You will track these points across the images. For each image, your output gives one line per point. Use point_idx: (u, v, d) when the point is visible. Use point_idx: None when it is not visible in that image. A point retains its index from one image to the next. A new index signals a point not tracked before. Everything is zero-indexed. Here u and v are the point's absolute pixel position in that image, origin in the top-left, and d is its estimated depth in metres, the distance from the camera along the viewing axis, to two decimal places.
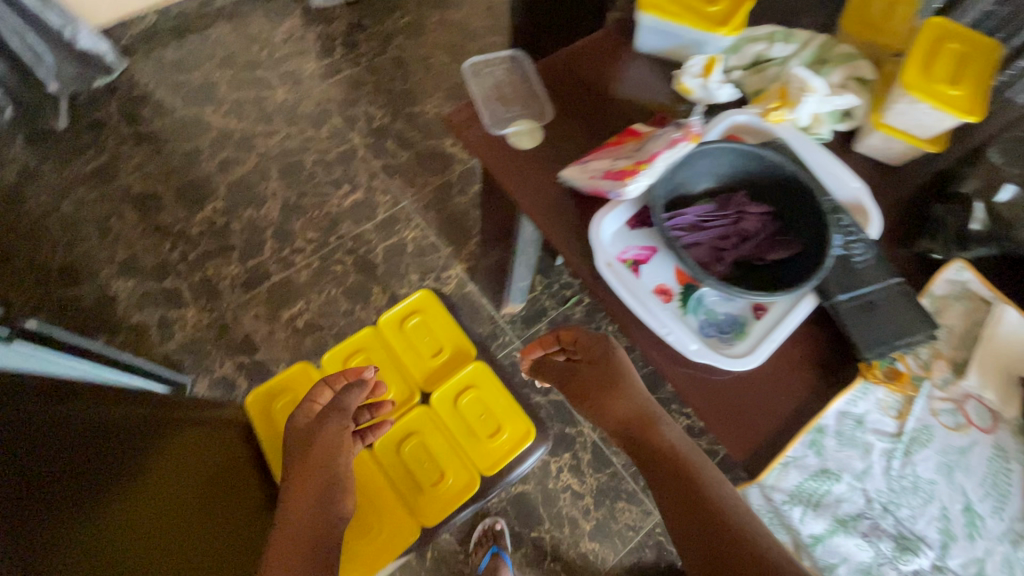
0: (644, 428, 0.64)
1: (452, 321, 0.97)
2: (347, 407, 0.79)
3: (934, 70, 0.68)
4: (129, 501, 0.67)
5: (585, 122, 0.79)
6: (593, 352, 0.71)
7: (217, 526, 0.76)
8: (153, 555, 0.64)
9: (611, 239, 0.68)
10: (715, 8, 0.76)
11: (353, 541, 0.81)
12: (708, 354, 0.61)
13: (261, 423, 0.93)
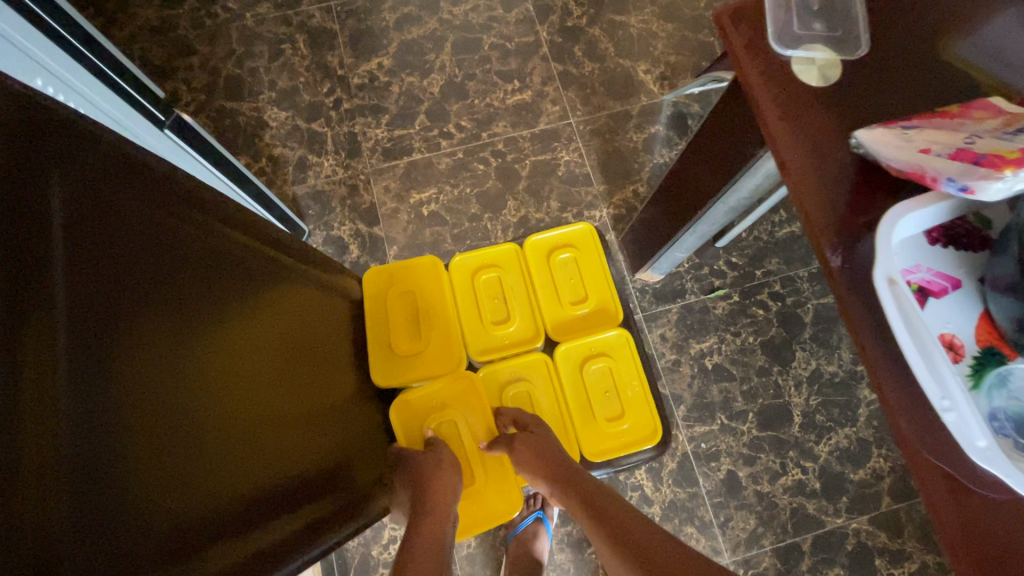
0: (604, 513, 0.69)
1: (603, 274, 0.91)
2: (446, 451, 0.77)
3: None
4: (222, 281, 0.53)
5: (908, 70, 0.55)
6: (529, 440, 0.77)
7: (303, 377, 0.62)
8: (233, 373, 0.51)
9: (904, 250, 0.48)
10: None
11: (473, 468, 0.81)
12: (1003, 464, 0.41)
13: (374, 310, 0.86)
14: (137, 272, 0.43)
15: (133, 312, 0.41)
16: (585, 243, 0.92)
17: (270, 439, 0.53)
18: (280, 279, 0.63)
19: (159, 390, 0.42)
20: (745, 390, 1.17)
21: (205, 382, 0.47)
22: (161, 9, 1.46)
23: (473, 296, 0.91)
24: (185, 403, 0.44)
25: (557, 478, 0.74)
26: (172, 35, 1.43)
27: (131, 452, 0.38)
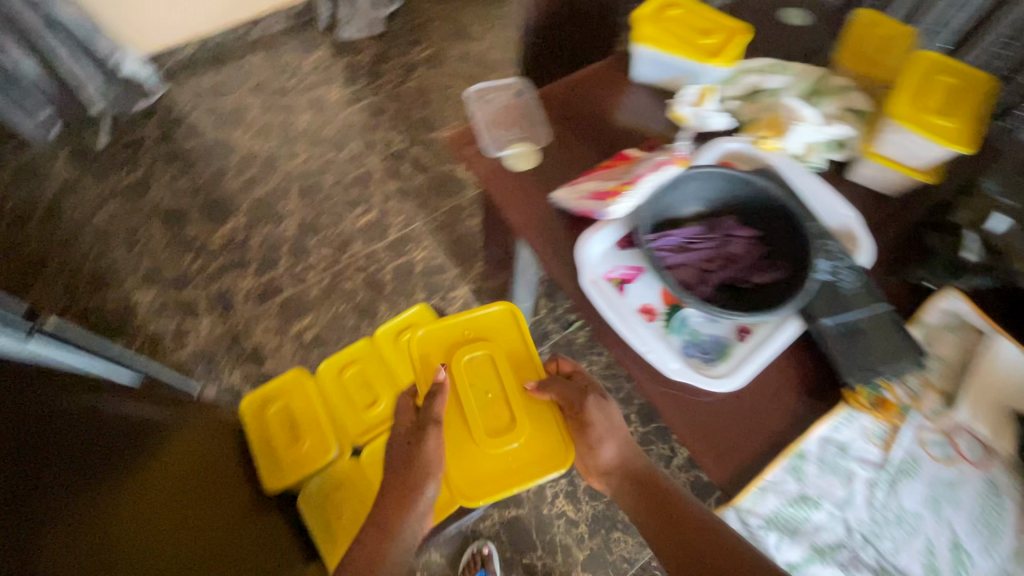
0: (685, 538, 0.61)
1: (529, 349, 0.85)
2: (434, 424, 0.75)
3: (930, 101, 0.69)
4: (101, 428, 0.66)
5: (584, 145, 0.81)
6: (600, 427, 0.69)
7: (194, 493, 0.74)
8: (128, 491, 0.63)
9: (602, 258, 0.70)
10: (708, 40, 0.79)
11: (493, 431, 0.79)
12: (688, 374, 0.62)
13: (253, 425, 0.97)
14: (35, 417, 0.57)
15: (51, 459, 0.55)
16: (506, 324, 0.87)
17: (169, 541, 0.63)
18: (154, 427, 0.77)
19: (69, 499, 0.54)
20: (622, 397, 1.36)
21: (105, 496, 0.59)
22: (8, 233, 1.53)
23: (343, 392, 1.04)
24: (98, 522, 0.56)
25: (635, 482, 0.67)
26: (23, 253, 1.50)
27: (60, 548, 0.49)
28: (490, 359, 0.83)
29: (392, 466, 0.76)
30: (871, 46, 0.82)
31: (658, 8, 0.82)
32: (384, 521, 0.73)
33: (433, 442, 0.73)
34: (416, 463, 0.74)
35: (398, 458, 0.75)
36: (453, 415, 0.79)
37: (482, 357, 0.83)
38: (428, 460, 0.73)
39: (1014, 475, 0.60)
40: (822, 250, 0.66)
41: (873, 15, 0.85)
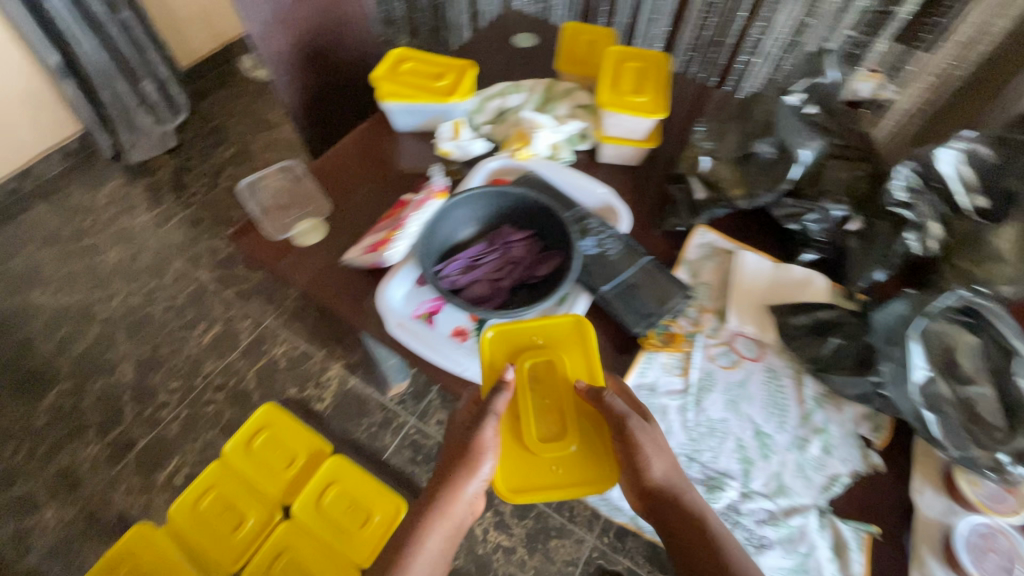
0: (700, 553, 0.59)
1: (592, 362, 0.65)
2: (494, 417, 0.61)
3: (623, 85, 0.82)
4: None
5: (364, 205, 0.85)
6: (652, 453, 0.59)
7: None
8: None
9: (403, 299, 0.73)
10: (443, 82, 0.88)
11: (541, 442, 0.63)
12: None
13: None
14: None
15: None
16: (570, 338, 0.66)
17: None
18: None
19: None
20: None
21: None
22: None
23: (207, 523, 1.06)
24: None
25: (669, 502, 0.60)
26: None
27: None
28: (551, 365, 0.65)
29: (450, 447, 0.65)
30: (582, 52, 0.97)
31: (391, 65, 0.90)
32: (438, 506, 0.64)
33: (489, 438, 0.61)
34: (469, 456, 0.62)
35: (455, 440, 0.64)
36: (507, 418, 0.64)
37: (539, 364, 0.65)
38: (477, 449, 0.61)
39: (784, 356, 0.72)
40: (585, 230, 0.77)
41: (574, 28, 1.01)
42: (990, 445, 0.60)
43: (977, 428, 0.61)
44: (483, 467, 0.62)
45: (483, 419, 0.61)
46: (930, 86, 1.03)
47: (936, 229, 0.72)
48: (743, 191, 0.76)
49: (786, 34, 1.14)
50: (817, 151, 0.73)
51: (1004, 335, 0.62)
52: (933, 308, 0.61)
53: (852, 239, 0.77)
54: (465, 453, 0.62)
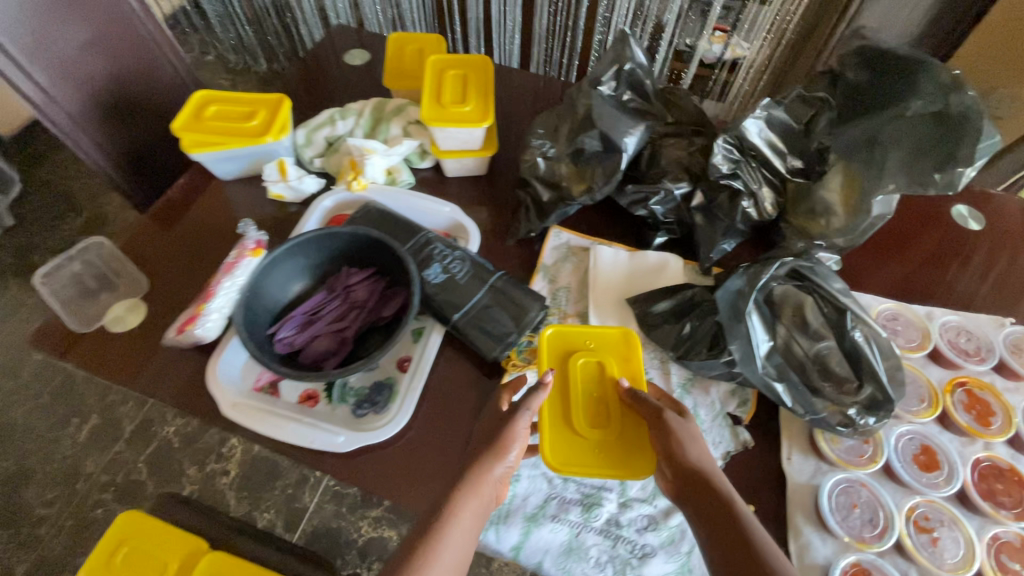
0: (743, 534, 0.48)
1: (638, 369, 0.63)
2: (529, 412, 0.57)
3: (444, 96, 0.78)
4: None
5: (186, 271, 0.76)
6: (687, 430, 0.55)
7: None
8: None
9: (241, 373, 0.66)
10: (255, 121, 0.80)
11: (590, 433, 0.59)
12: (358, 438, 0.62)
13: None
14: None
15: None
16: (620, 345, 0.64)
17: None
18: None
19: None
20: None
21: None
22: None
23: None
24: None
25: (707, 486, 0.51)
26: None
27: None
28: (599, 366, 0.63)
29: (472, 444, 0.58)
30: (411, 63, 0.92)
31: (194, 111, 0.81)
32: (467, 484, 0.53)
33: (522, 427, 0.56)
34: (502, 437, 0.56)
35: (480, 433, 0.59)
36: (552, 412, 0.60)
37: (589, 364, 0.63)
38: (508, 438, 0.56)
39: (649, 348, 0.71)
40: (429, 257, 0.72)
41: (399, 38, 0.95)
42: (840, 397, 0.61)
43: (828, 384, 0.63)
44: (511, 454, 0.56)
45: (517, 413, 0.57)
46: (770, 40, 1.03)
47: (770, 192, 0.72)
48: (583, 186, 0.74)
49: (632, 7, 1.07)
50: (641, 137, 0.70)
51: (829, 293, 0.65)
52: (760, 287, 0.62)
53: (696, 215, 0.76)
54: (493, 444, 0.56)
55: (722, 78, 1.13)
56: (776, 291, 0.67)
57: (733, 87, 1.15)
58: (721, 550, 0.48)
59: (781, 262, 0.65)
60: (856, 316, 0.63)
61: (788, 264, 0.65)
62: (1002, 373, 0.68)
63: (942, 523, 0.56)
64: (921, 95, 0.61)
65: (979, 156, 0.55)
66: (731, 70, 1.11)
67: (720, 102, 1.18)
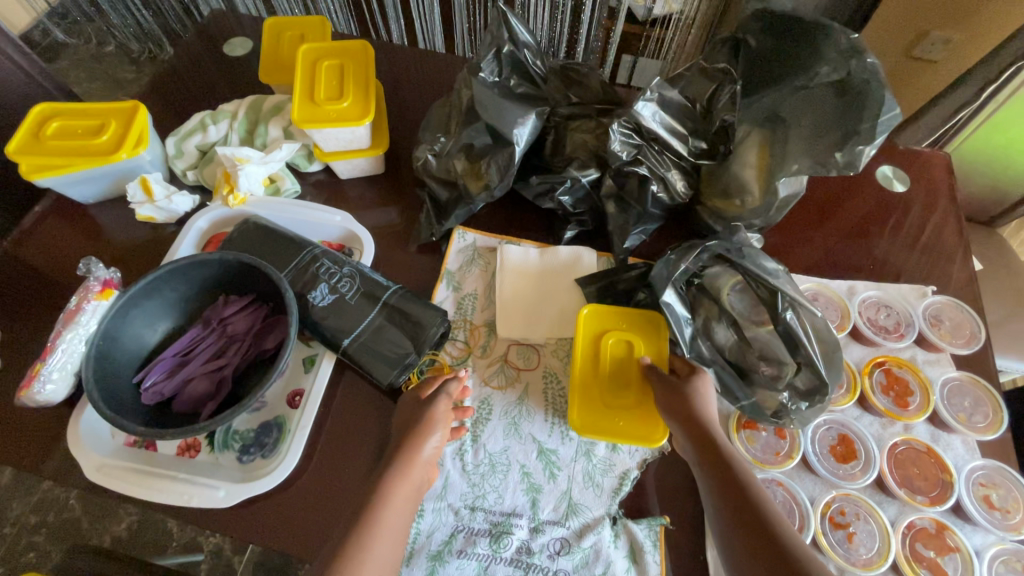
0: (745, 488, 0.48)
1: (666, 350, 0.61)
2: (447, 395, 0.58)
3: (319, 92, 0.69)
4: None
5: (46, 315, 0.68)
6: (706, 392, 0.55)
7: None
8: None
9: (108, 428, 0.59)
10: (105, 136, 0.70)
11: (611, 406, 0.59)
12: (240, 490, 0.56)
13: None
14: None
15: None
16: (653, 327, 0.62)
17: None
18: None
19: None
20: None
21: None
22: None
23: None
24: None
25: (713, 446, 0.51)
26: None
27: None
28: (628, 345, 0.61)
29: (393, 434, 0.56)
30: (288, 52, 0.81)
31: (34, 129, 0.70)
32: (397, 469, 0.52)
33: (442, 408, 0.56)
34: (423, 420, 0.55)
35: (398, 424, 0.57)
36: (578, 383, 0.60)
37: (620, 344, 0.61)
38: (431, 417, 0.56)
39: (561, 354, 0.66)
40: (314, 277, 0.65)
41: (275, 24, 0.85)
42: (773, 382, 0.59)
43: (766, 367, 0.60)
44: (434, 435, 0.55)
45: (436, 396, 0.57)
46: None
47: (679, 175, 0.67)
48: (479, 183, 0.67)
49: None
50: (534, 125, 0.63)
51: (760, 274, 0.59)
52: (682, 270, 0.60)
53: (607, 203, 0.71)
54: (414, 426, 0.55)
55: (654, 35, 1.07)
56: (705, 274, 0.62)
57: (667, 45, 1.10)
58: (726, 501, 0.48)
59: (702, 246, 0.61)
60: (791, 298, 0.57)
61: (711, 248, 0.61)
62: (922, 347, 0.65)
63: (858, 517, 0.54)
64: (824, 61, 0.56)
65: (880, 130, 0.50)
66: (663, 25, 1.05)
67: (657, 58, 1.14)
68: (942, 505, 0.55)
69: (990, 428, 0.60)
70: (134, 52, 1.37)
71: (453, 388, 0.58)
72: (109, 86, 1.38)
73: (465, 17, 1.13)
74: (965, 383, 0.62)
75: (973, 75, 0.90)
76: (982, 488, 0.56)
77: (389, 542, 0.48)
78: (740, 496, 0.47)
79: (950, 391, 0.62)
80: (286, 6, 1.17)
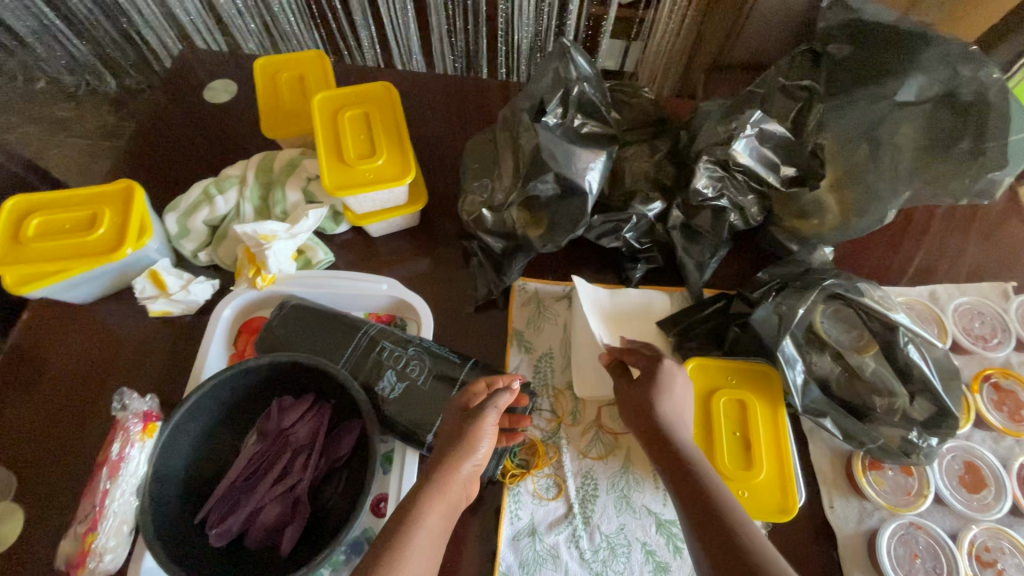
0: (712, 498, 0.43)
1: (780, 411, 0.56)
2: (496, 410, 0.48)
3: (348, 151, 0.60)
4: None
5: (58, 446, 0.58)
6: (654, 385, 0.51)
7: None
8: None
9: None
10: (102, 229, 0.59)
11: (728, 461, 0.53)
12: None
13: None
14: None
15: None
16: (764, 387, 0.57)
17: None
18: None
19: None
20: None
21: None
22: None
23: None
24: None
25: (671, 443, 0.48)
26: None
27: None
28: (740, 404, 0.56)
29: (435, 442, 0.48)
30: (290, 98, 0.72)
31: (11, 229, 0.59)
32: (431, 486, 0.43)
33: (490, 422, 0.47)
34: (467, 437, 0.46)
35: (444, 432, 0.48)
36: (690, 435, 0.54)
37: (732, 404, 0.56)
38: (474, 435, 0.46)
39: None
40: (378, 365, 0.58)
41: (266, 64, 0.74)
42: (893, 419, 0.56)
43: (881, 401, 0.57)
44: (480, 448, 0.46)
45: (482, 411, 0.48)
46: None
47: (756, 201, 0.62)
48: (541, 233, 0.61)
49: None
50: (603, 166, 0.57)
51: (876, 308, 0.55)
52: (800, 313, 0.55)
53: (676, 235, 0.65)
54: (457, 440, 0.46)
55: (647, 18, 0.95)
56: None
57: (661, 27, 0.96)
58: (688, 508, 0.44)
59: (818, 286, 0.55)
60: (911, 331, 0.54)
61: (826, 287, 0.56)
62: (1017, 350, 0.64)
63: (1005, 552, 0.52)
64: (925, 71, 0.51)
65: (1008, 148, 0.46)
66: (656, 7, 0.93)
67: (647, 42, 1.01)
68: None
69: None
70: (69, 88, 1.21)
71: (502, 400, 0.49)
72: (47, 129, 1.20)
73: (445, 16, 0.98)
74: None
75: None
76: None
77: (423, 555, 0.40)
78: (711, 511, 0.43)
79: None
80: (238, 21, 1.01)
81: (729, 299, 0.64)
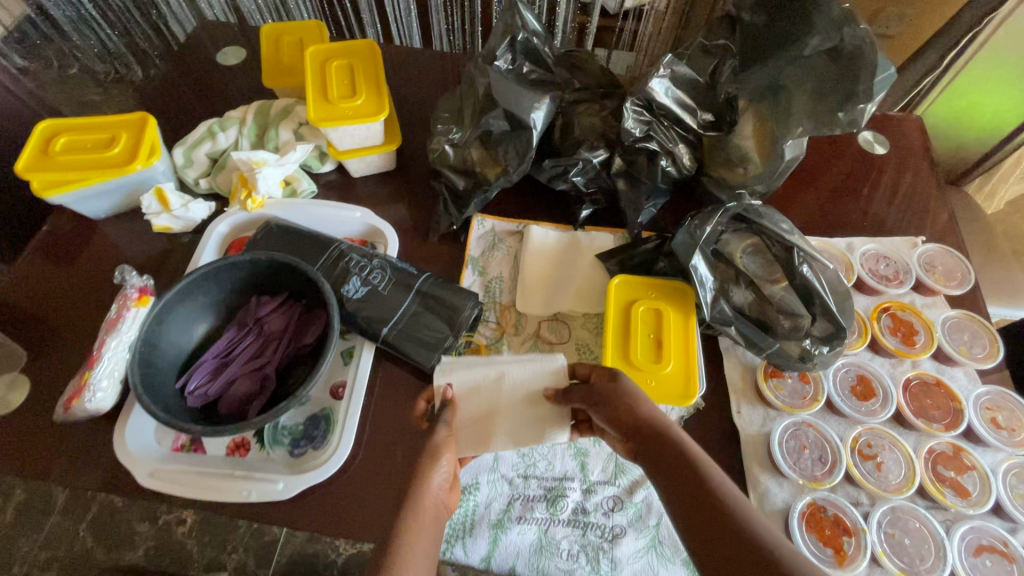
0: (708, 490, 0.40)
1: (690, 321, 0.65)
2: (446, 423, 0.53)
3: (332, 91, 0.70)
4: None
5: (65, 330, 0.67)
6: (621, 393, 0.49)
7: None
8: None
9: (154, 436, 0.59)
10: (117, 148, 0.69)
11: (642, 357, 0.62)
12: (297, 482, 0.57)
13: None
14: None
15: None
16: (680, 301, 0.66)
17: None
18: None
19: None
20: None
21: None
22: None
23: None
24: None
25: (658, 438, 0.45)
26: None
27: None
28: (657, 313, 0.65)
29: None
30: (289, 57, 0.82)
31: (41, 145, 0.69)
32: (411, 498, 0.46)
33: (442, 434, 0.51)
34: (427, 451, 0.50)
35: None
36: (613, 341, 0.63)
37: (650, 311, 0.65)
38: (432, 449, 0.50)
39: (589, 326, 0.69)
40: (345, 272, 0.66)
41: (272, 30, 0.85)
42: (795, 333, 0.62)
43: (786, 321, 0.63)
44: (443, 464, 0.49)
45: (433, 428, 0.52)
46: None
47: (686, 148, 0.71)
48: (496, 170, 0.70)
49: None
50: (548, 109, 0.66)
51: (778, 234, 0.64)
52: (707, 231, 0.64)
53: (618, 181, 0.74)
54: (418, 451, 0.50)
55: (626, 28, 1.05)
56: (722, 240, 0.66)
57: (641, 37, 1.06)
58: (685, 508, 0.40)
59: (725, 209, 0.64)
60: (806, 253, 0.62)
61: (732, 210, 0.65)
62: (920, 292, 0.71)
63: (884, 448, 0.59)
64: (817, 31, 0.60)
65: (876, 87, 0.55)
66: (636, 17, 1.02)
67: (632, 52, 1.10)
68: (956, 430, 0.60)
69: (989, 357, 0.65)
70: None
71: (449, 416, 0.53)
72: None
73: (440, 14, 1.10)
74: (962, 319, 0.68)
75: (933, 47, 0.96)
76: (989, 412, 0.62)
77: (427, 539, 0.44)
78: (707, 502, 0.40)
79: (949, 328, 0.67)
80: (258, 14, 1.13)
81: (662, 238, 0.72)
